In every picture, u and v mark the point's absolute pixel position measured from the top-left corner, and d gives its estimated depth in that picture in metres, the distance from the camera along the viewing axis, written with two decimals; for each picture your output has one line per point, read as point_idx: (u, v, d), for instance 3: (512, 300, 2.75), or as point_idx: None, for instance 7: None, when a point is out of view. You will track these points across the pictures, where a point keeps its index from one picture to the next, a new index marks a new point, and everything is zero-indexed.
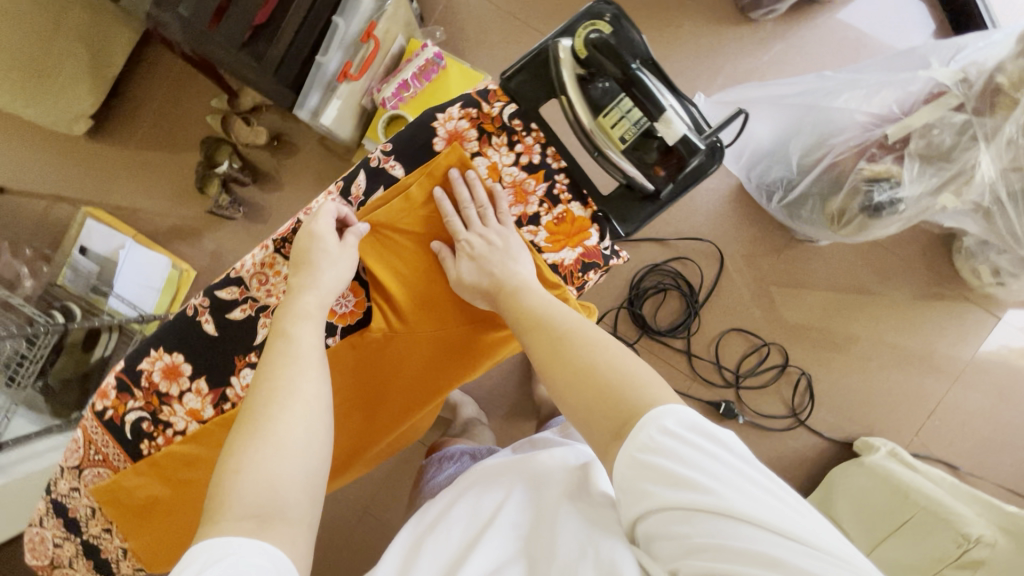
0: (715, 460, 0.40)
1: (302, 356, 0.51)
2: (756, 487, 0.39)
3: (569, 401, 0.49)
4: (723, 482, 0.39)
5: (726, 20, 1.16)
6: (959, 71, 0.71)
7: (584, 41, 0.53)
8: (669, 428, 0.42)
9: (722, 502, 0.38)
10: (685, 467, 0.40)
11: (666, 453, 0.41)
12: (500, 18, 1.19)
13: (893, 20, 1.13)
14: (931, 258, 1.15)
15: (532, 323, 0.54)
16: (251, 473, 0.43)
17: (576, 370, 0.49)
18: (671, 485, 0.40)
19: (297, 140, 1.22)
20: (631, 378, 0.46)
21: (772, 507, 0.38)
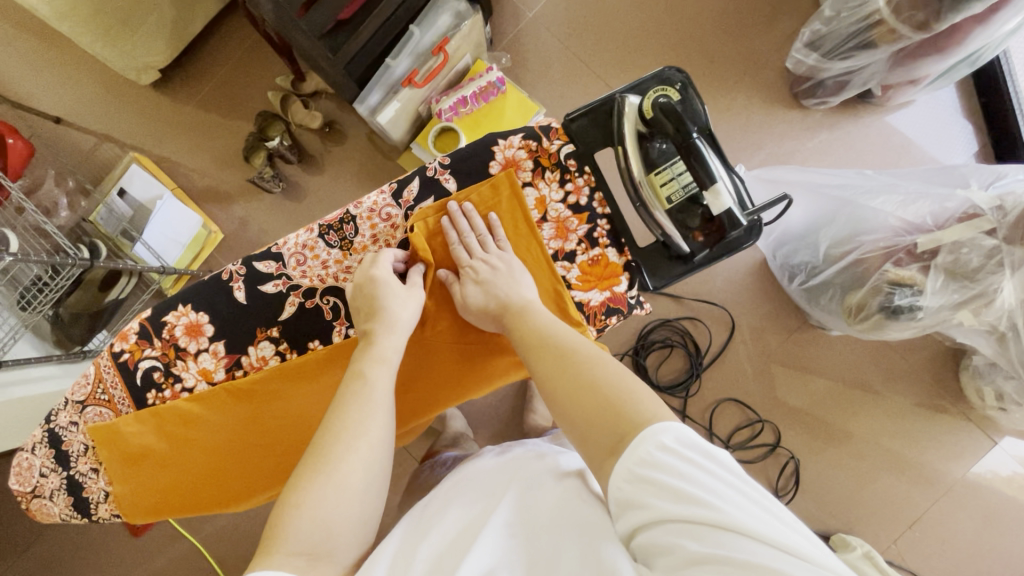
0: (713, 476, 0.42)
1: (370, 396, 0.53)
2: (751, 502, 0.40)
3: (568, 417, 0.50)
4: (721, 497, 0.41)
5: (779, 101, 1.20)
6: (997, 197, 0.73)
7: (652, 100, 0.56)
8: (670, 445, 0.44)
9: (720, 517, 0.39)
10: (684, 482, 0.41)
11: (666, 469, 0.42)
12: (565, 57, 1.24)
13: (938, 134, 1.17)
14: (937, 369, 1.16)
15: (533, 343, 0.56)
16: (308, 510, 0.45)
17: (578, 386, 0.51)
18: (672, 499, 0.41)
19: (348, 131, 1.27)
20: (623, 397, 0.48)
21: (770, 524, 0.39)
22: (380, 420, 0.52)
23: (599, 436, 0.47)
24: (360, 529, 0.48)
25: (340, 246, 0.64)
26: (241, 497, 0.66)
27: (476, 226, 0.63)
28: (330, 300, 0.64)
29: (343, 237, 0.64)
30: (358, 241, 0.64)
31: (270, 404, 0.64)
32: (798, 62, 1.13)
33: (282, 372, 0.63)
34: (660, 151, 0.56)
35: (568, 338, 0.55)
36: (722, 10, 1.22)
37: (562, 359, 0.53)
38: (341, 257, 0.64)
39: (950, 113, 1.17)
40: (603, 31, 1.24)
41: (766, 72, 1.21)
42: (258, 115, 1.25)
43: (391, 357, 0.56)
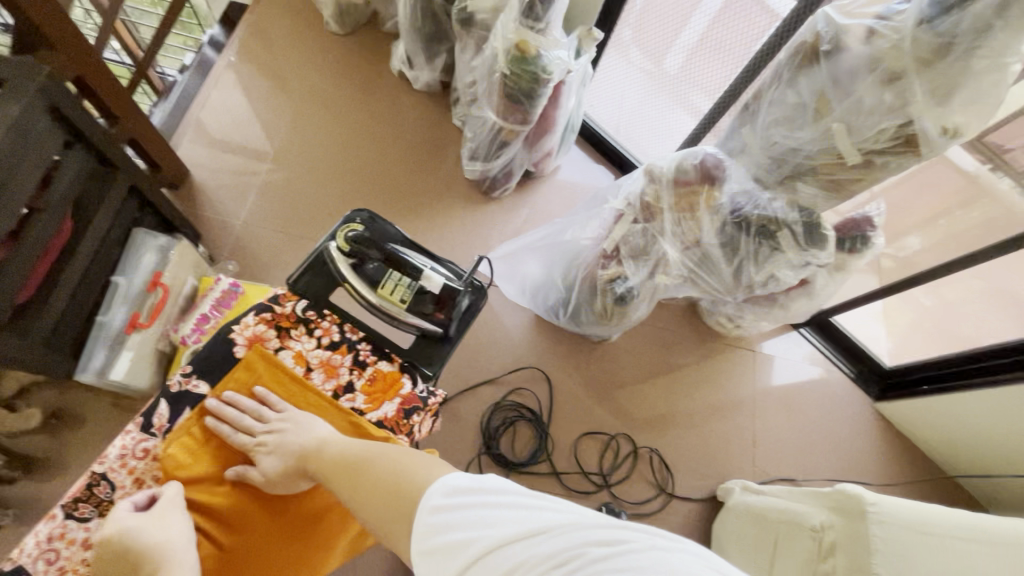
0: (483, 505, 0.44)
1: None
2: (519, 507, 0.43)
3: (381, 522, 0.49)
4: (492, 521, 0.42)
5: (478, 200, 1.48)
6: (624, 200, 1.03)
7: (345, 238, 0.66)
8: (444, 500, 0.46)
9: (496, 536, 0.41)
10: (458, 529, 0.43)
11: (443, 527, 0.44)
12: (291, 241, 1.33)
13: (588, 177, 1.59)
14: (692, 323, 1.47)
15: (334, 475, 0.55)
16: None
17: (375, 489, 0.51)
18: (455, 555, 0.41)
19: (82, 409, 1.10)
20: (410, 475, 0.50)
21: (535, 519, 0.42)
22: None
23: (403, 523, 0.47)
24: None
25: (97, 512, 0.59)
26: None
27: (248, 406, 0.64)
28: None
29: (97, 502, 0.60)
30: (117, 496, 0.61)
31: None
32: (472, 172, 1.43)
33: None
34: (372, 270, 0.66)
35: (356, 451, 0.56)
36: (400, 155, 1.48)
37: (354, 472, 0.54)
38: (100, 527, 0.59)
39: (586, 162, 1.61)
40: (313, 208, 1.38)
41: (458, 185, 1.49)
42: None
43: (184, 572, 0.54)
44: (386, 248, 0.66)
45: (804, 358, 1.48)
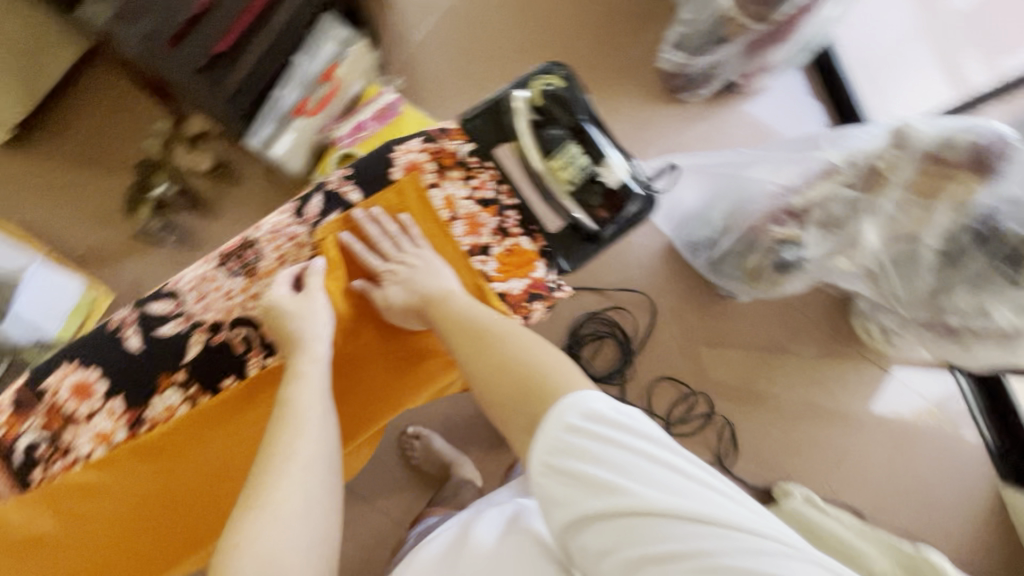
0: (632, 457, 0.42)
1: (302, 414, 0.53)
2: (666, 476, 0.42)
3: (494, 397, 0.50)
4: (634, 472, 0.42)
5: (660, 98, 1.30)
6: (846, 155, 0.83)
7: (539, 92, 0.60)
8: (582, 424, 0.44)
9: (638, 496, 0.41)
10: (600, 468, 0.42)
11: (583, 454, 0.43)
12: (458, 76, 1.27)
13: (794, 112, 1.32)
14: (833, 319, 1.29)
15: (455, 330, 0.56)
16: (252, 540, 0.43)
17: (492, 365, 0.52)
18: (592, 490, 0.42)
19: (241, 168, 1.21)
20: (534, 369, 0.50)
21: (680, 488, 0.41)
22: (318, 442, 0.52)
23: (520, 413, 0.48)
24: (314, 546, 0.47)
25: (244, 273, 0.61)
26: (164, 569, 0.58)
27: (386, 230, 0.63)
28: (240, 332, 0.60)
29: (245, 264, 0.61)
30: (263, 266, 0.62)
31: (183, 457, 0.58)
32: (670, 61, 1.22)
33: (190, 420, 0.58)
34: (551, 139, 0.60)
35: (484, 321, 0.57)
36: (593, 23, 1.33)
37: (481, 340, 0.54)
38: (247, 286, 0.61)
39: (802, 95, 1.33)
40: (490, 49, 1.29)
41: (643, 74, 1.31)
42: (137, 166, 1.18)
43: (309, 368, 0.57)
44: (576, 117, 0.60)
45: (930, 398, 1.27)
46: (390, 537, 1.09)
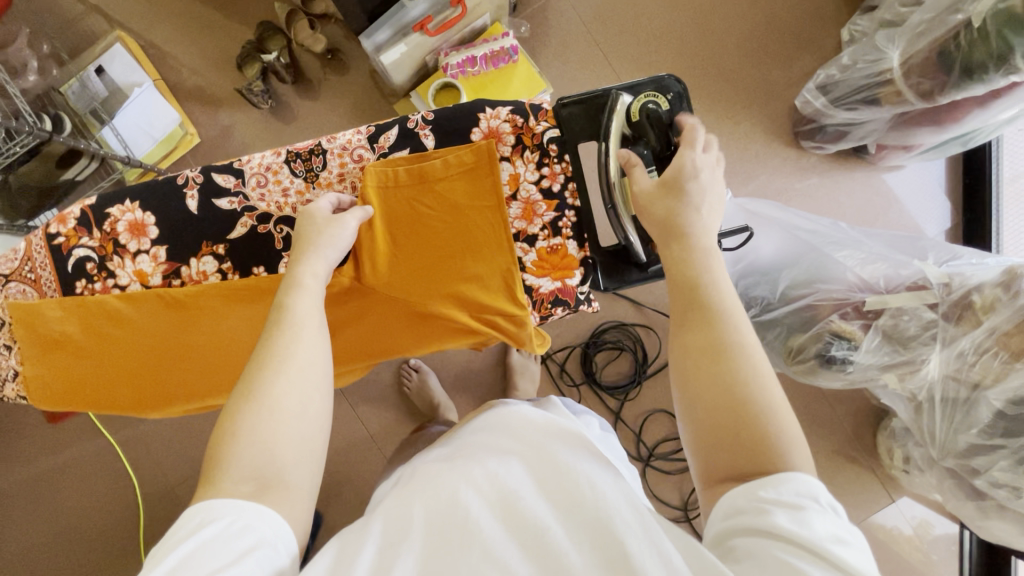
0: (838, 524, 0.38)
1: (302, 323, 0.50)
2: (851, 552, 0.36)
3: (705, 389, 0.45)
4: (819, 522, 0.38)
5: (780, 138, 1.21)
6: (946, 275, 0.77)
7: (641, 106, 0.57)
8: (816, 497, 0.39)
9: (837, 554, 0.35)
10: (792, 503, 0.39)
11: (796, 506, 0.38)
12: (585, 42, 1.21)
13: (917, 202, 1.20)
14: (859, 425, 1.23)
15: (701, 293, 0.48)
16: (250, 438, 0.44)
17: (733, 377, 0.45)
18: (775, 503, 0.39)
19: (350, 61, 1.23)
20: (757, 406, 0.44)
21: (858, 567, 0.35)
22: (316, 350, 0.50)
23: (717, 450, 0.44)
24: (308, 447, 0.47)
25: (305, 176, 0.60)
26: (163, 404, 0.62)
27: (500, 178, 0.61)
28: (283, 229, 0.60)
29: (309, 169, 0.60)
30: (324, 176, 0.61)
31: (203, 319, 0.60)
32: (805, 103, 1.13)
33: (217, 291, 0.60)
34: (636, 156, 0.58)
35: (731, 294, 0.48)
36: (747, 35, 1.22)
37: (710, 319, 0.47)
38: (304, 189, 0.60)
39: (933, 187, 1.20)
40: (628, 25, 1.22)
41: (774, 106, 1.21)
42: (259, 23, 1.20)
43: (308, 280, 0.52)
44: (670, 145, 0.55)
45: (914, 530, 1.20)
46: (360, 445, 1.17)
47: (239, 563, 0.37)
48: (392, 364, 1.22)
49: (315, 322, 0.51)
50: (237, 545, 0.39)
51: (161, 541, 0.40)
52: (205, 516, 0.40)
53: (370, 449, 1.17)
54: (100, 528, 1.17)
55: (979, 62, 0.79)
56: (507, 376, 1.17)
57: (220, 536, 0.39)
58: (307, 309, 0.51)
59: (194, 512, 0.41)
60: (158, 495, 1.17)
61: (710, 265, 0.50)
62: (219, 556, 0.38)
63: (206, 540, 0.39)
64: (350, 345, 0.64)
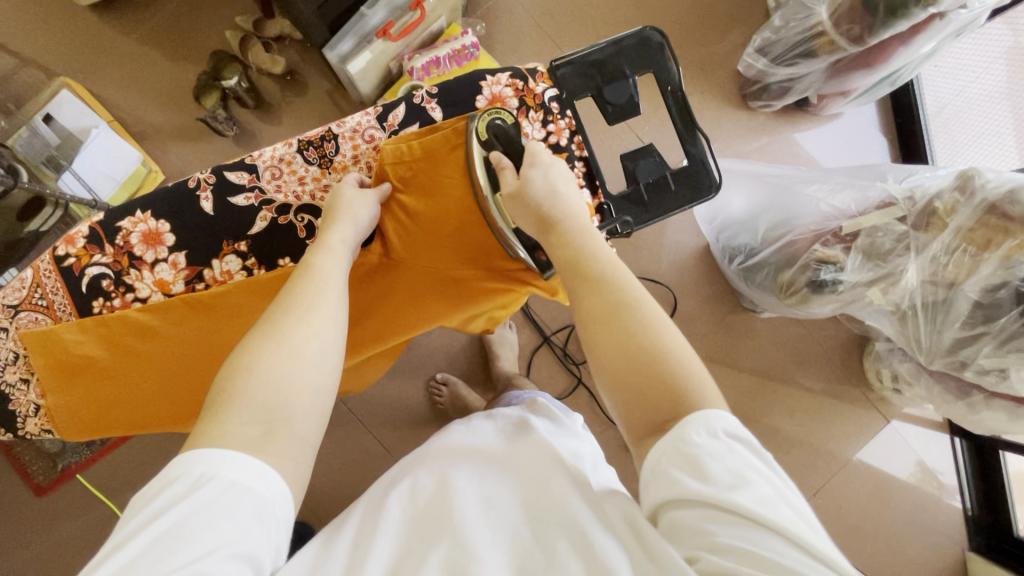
0: (740, 458, 0.40)
1: (325, 280, 0.54)
2: (769, 496, 0.38)
3: (604, 348, 0.47)
4: (741, 480, 0.38)
5: (730, 101, 1.30)
6: (908, 189, 0.85)
7: (486, 125, 0.60)
8: (718, 433, 0.41)
9: (741, 501, 0.37)
10: (715, 460, 0.39)
11: (701, 455, 0.40)
12: (538, 35, 1.27)
13: (858, 144, 1.31)
14: (846, 356, 1.30)
15: (581, 270, 0.51)
16: (266, 378, 0.45)
17: (628, 329, 0.46)
18: (695, 470, 0.39)
19: (308, 79, 1.22)
20: (653, 354, 0.45)
21: (774, 507, 0.37)
22: (337, 310, 0.52)
23: (631, 404, 0.45)
24: (319, 401, 0.48)
25: (318, 163, 0.63)
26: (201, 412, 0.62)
27: None
28: (304, 217, 0.62)
29: (322, 155, 0.63)
30: (338, 160, 0.63)
31: (234, 317, 0.60)
32: (748, 66, 1.22)
33: (246, 287, 0.60)
34: (619, 109, 0.63)
35: (606, 257, 0.51)
36: (683, 13, 1.31)
37: (599, 283, 0.49)
38: (319, 175, 0.63)
39: (869, 129, 1.31)
40: (575, 15, 1.29)
41: (720, 74, 1.30)
42: (210, 54, 1.17)
43: (338, 246, 0.56)
44: (519, 155, 0.61)
45: (912, 447, 1.27)
46: (373, 458, 1.18)
47: (236, 539, 0.37)
48: (396, 373, 1.21)
49: (336, 283, 0.54)
50: (238, 513, 0.38)
51: (151, 486, 0.40)
52: (203, 470, 0.40)
53: (386, 462, 1.18)
54: None
55: None
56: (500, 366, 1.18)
57: (219, 498, 0.39)
58: (331, 266, 0.55)
59: (188, 460, 0.40)
60: None
61: (584, 244, 0.53)
62: (219, 525, 0.37)
63: (204, 501, 0.38)
64: (382, 326, 0.67)
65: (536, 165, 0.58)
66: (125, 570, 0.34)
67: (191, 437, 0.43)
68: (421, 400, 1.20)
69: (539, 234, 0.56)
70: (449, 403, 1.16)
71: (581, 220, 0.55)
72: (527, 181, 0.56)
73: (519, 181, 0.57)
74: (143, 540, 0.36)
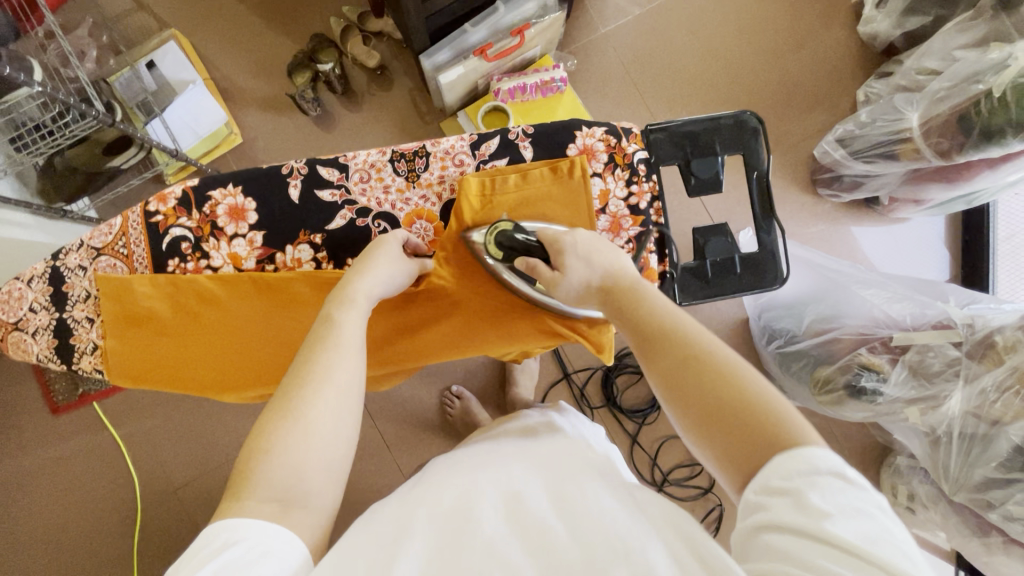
0: (844, 496, 0.37)
1: (344, 342, 0.52)
2: (874, 528, 0.36)
3: (680, 405, 0.46)
4: (843, 510, 0.37)
5: (798, 182, 1.29)
6: (969, 316, 0.84)
7: (494, 241, 0.62)
8: (821, 471, 0.39)
9: (840, 534, 0.35)
10: (817, 493, 0.37)
11: (801, 489, 0.38)
12: (623, 80, 1.29)
13: (917, 252, 1.29)
14: (864, 462, 1.26)
15: (645, 324, 0.51)
16: (282, 458, 0.44)
17: (703, 382, 0.45)
18: (796, 506, 0.37)
19: (396, 78, 1.26)
20: (735, 400, 0.43)
21: (876, 540, 0.35)
22: (356, 372, 0.51)
23: (723, 454, 0.43)
24: (336, 473, 0.47)
25: (405, 176, 0.66)
26: (244, 384, 0.65)
27: (593, 192, 0.65)
28: (381, 225, 0.66)
29: (411, 169, 0.66)
30: (424, 177, 0.66)
31: (293, 304, 0.64)
32: (825, 153, 1.21)
33: (310, 278, 0.64)
34: (701, 183, 0.64)
35: (665, 311, 0.51)
36: (770, 86, 1.31)
37: (659, 337, 0.49)
38: (403, 187, 0.66)
39: (934, 240, 1.29)
40: (663, 69, 1.30)
41: (794, 154, 1.30)
42: (312, 36, 1.22)
43: (359, 298, 0.55)
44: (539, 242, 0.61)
45: None
46: (372, 453, 1.19)
47: None
48: (414, 375, 1.22)
49: (359, 340, 0.53)
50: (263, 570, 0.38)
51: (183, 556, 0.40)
52: (227, 537, 0.40)
53: (384, 459, 1.19)
54: (95, 526, 1.13)
55: (998, 127, 0.87)
56: (512, 389, 1.18)
57: (246, 559, 0.39)
58: (353, 324, 0.54)
59: (214, 532, 0.40)
60: (162, 490, 1.14)
61: (645, 300, 0.52)
62: None
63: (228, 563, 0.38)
64: (420, 349, 0.69)
65: (566, 250, 0.58)
66: None
67: (219, 508, 0.43)
68: (432, 407, 1.21)
69: (593, 292, 0.57)
70: (459, 417, 1.17)
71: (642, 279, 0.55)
72: (566, 274, 0.57)
73: (556, 273, 0.58)
74: None
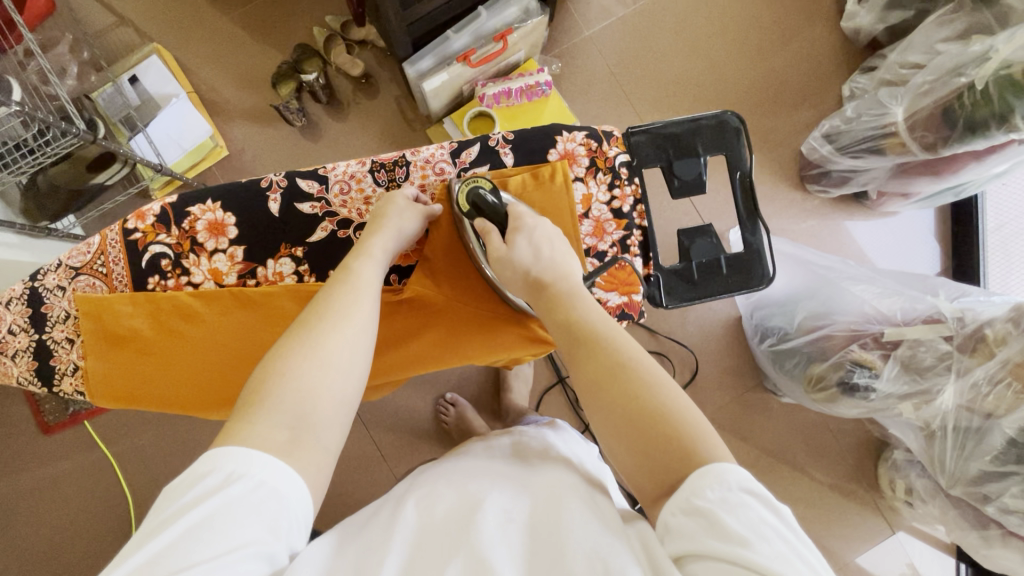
0: (755, 514, 0.38)
1: (362, 288, 0.56)
2: (787, 547, 0.37)
3: (602, 414, 0.47)
4: (757, 530, 0.37)
5: (787, 179, 1.29)
6: (959, 310, 0.84)
7: (466, 195, 0.62)
8: (732, 488, 0.40)
9: (756, 558, 0.35)
10: (734, 517, 0.38)
11: (716, 511, 0.38)
12: (609, 82, 1.29)
13: (907, 245, 1.29)
14: (861, 457, 1.26)
15: (576, 333, 0.52)
16: (295, 381, 0.47)
17: (626, 394, 0.46)
18: (714, 532, 0.37)
19: (381, 85, 1.26)
20: (653, 412, 0.45)
21: (788, 560, 0.36)
22: (367, 322, 0.54)
23: (640, 468, 0.44)
24: (342, 411, 0.49)
25: (386, 186, 0.66)
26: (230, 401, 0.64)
27: (575, 196, 0.65)
28: None
29: (391, 179, 0.66)
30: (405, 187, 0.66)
31: (278, 319, 0.63)
32: (812, 149, 1.21)
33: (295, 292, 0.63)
34: (684, 184, 0.64)
35: (598, 321, 0.52)
36: (756, 84, 1.31)
37: (589, 347, 0.50)
38: None
39: (924, 233, 1.29)
40: (649, 69, 1.30)
41: (782, 151, 1.30)
42: (296, 46, 1.22)
43: (377, 251, 0.59)
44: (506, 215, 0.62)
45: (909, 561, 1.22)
46: (368, 464, 1.18)
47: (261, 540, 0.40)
48: (408, 384, 1.21)
49: (370, 293, 0.56)
50: (262, 514, 0.40)
51: (168, 492, 0.41)
52: (233, 468, 0.42)
53: (380, 469, 1.18)
54: (89, 547, 1.12)
55: (982, 120, 0.87)
56: (506, 395, 1.18)
57: (248, 496, 0.41)
58: (370, 274, 0.58)
59: (218, 456, 0.42)
60: None
61: (577, 311, 0.54)
62: (237, 525, 0.39)
63: (235, 497, 0.40)
64: (405, 360, 0.69)
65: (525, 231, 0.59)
66: (152, 563, 0.36)
67: (227, 430, 0.45)
68: (427, 416, 1.20)
69: (529, 295, 0.58)
70: (454, 425, 1.16)
71: (581, 289, 0.57)
72: (513, 248, 0.58)
73: (504, 246, 0.59)
74: (157, 546, 0.37)
